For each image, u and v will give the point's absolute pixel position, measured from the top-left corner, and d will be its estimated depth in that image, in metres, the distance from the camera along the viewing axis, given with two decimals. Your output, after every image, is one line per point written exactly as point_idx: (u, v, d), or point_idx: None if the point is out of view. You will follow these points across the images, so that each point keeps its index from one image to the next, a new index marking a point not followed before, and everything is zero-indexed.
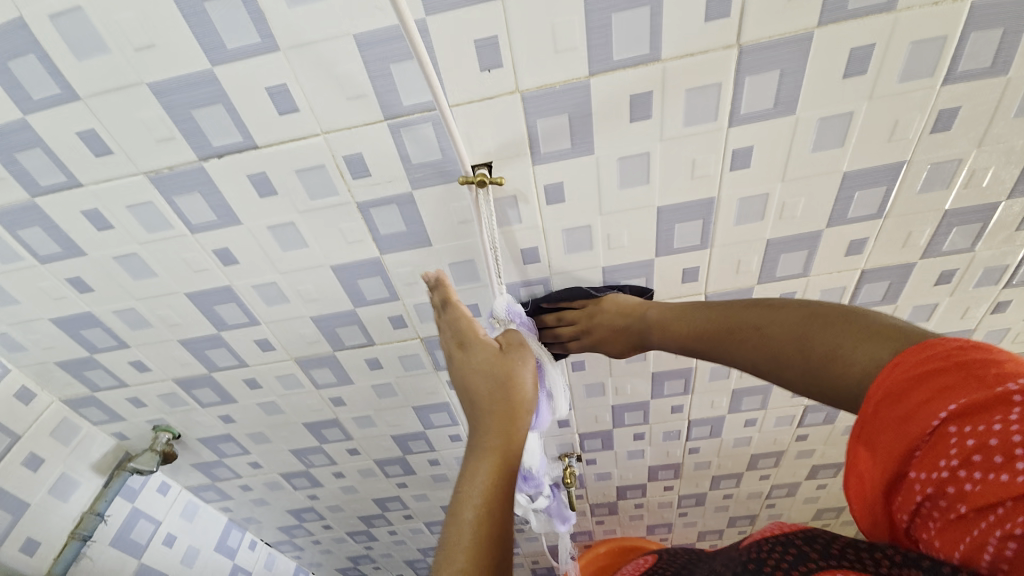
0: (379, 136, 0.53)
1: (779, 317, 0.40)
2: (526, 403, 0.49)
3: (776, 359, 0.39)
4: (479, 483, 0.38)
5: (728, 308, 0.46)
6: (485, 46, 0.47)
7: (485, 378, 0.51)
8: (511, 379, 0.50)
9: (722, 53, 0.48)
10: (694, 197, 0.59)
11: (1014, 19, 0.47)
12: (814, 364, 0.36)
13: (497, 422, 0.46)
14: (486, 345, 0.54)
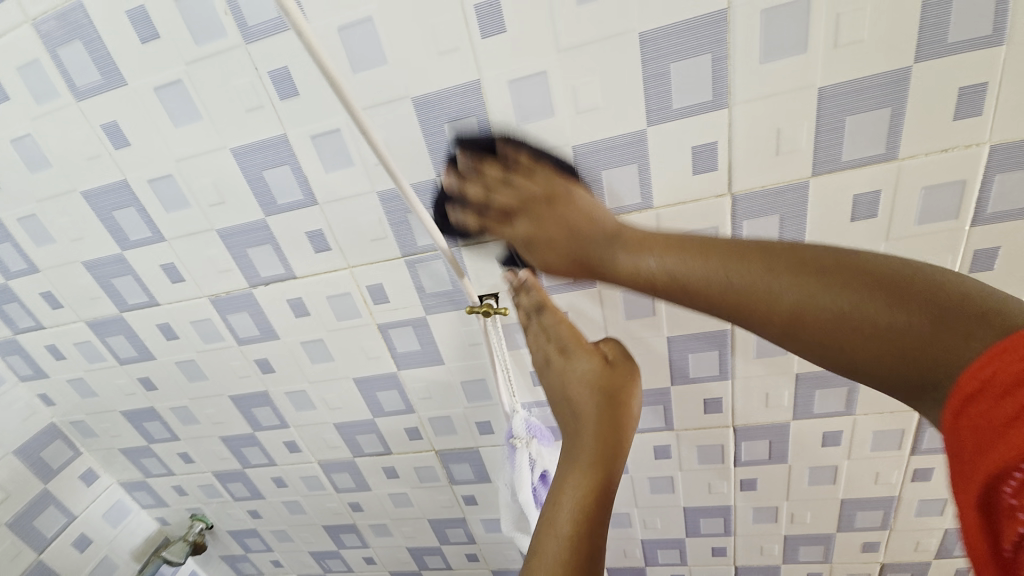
0: (397, 269, 0.59)
1: (840, 270, 0.36)
2: (618, 438, 0.52)
3: (789, 323, 0.37)
4: (569, 499, 0.48)
5: (772, 261, 0.39)
6: None
7: (578, 399, 0.53)
8: (607, 404, 0.52)
9: (715, 201, 0.49)
10: (705, 329, 0.57)
11: None
12: (864, 328, 0.34)
13: (582, 470, 0.50)
14: (593, 357, 0.54)
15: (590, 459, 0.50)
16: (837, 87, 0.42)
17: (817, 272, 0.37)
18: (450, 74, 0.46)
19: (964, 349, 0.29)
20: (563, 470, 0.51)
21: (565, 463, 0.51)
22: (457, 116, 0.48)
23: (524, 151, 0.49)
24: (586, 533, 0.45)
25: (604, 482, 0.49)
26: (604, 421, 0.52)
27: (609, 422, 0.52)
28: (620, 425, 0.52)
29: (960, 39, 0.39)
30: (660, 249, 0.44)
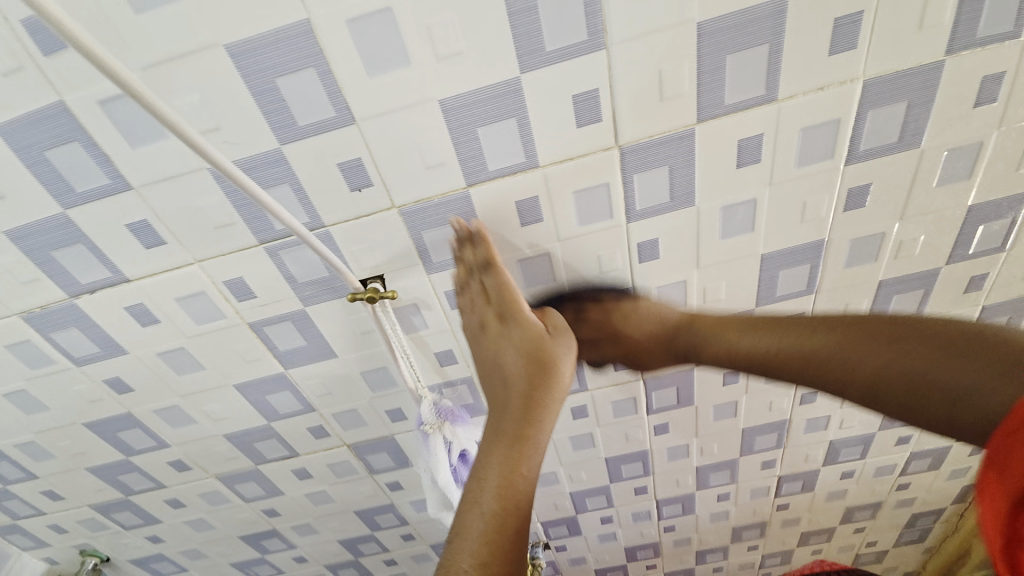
0: (256, 259, 0.50)
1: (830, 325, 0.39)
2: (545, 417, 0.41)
3: (885, 340, 0.35)
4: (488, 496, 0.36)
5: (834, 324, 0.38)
6: (349, 168, 0.44)
7: (507, 379, 0.44)
8: (534, 380, 0.43)
9: (602, 155, 0.45)
10: (607, 290, 0.55)
11: (915, 91, 0.44)
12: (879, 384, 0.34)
13: (503, 459, 0.38)
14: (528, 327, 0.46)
15: (510, 444, 0.39)
16: (716, 20, 0.39)
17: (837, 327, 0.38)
18: (270, 11, 0.36)
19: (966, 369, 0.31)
20: (485, 445, 0.40)
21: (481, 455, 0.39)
22: (290, 67, 0.39)
23: (382, 108, 0.41)
24: (512, 525, 0.35)
25: (534, 464, 0.38)
26: (532, 401, 0.42)
27: (536, 400, 0.42)
28: (547, 404, 0.42)
29: None
30: (762, 328, 0.42)
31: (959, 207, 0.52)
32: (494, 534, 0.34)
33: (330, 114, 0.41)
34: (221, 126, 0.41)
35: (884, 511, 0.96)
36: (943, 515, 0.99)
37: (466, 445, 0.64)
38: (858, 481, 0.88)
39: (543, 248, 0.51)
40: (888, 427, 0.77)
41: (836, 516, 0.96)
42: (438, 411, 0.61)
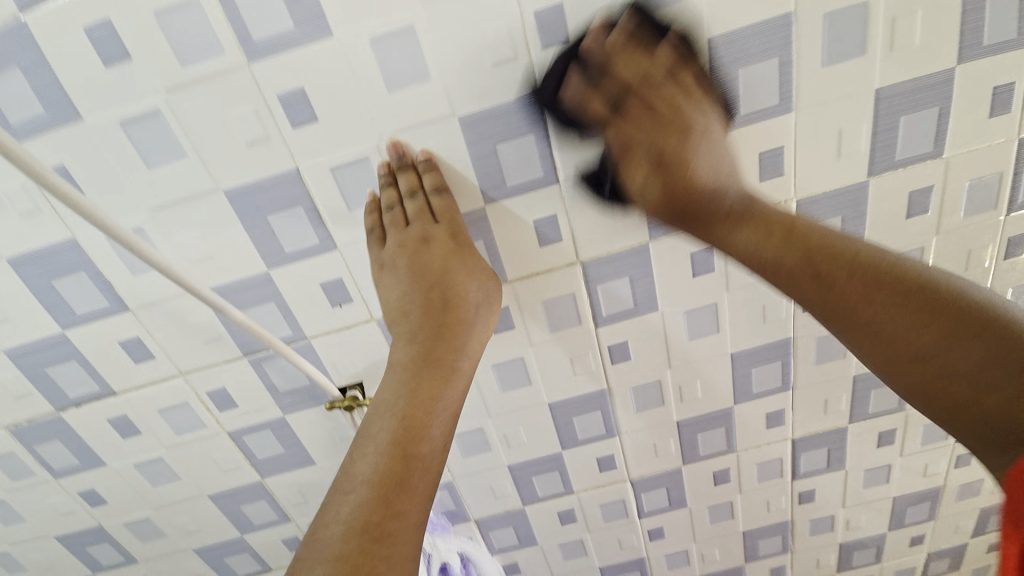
0: (239, 370, 0.52)
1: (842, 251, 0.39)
2: (434, 414, 0.41)
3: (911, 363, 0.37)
4: (357, 493, 0.37)
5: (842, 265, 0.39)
6: (330, 286, 0.48)
7: (401, 365, 0.43)
8: (428, 370, 0.43)
9: (565, 270, 0.49)
10: (582, 391, 0.56)
11: (848, 207, 0.48)
12: (913, 354, 0.37)
13: (381, 457, 0.38)
14: (438, 265, 0.45)
15: (390, 439, 0.39)
16: None
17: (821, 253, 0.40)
18: (266, 163, 0.42)
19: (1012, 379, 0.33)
20: (391, 374, 0.43)
21: (360, 446, 0.40)
22: (278, 205, 0.44)
23: (361, 235, 0.46)
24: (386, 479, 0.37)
25: (419, 422, 0.40)
26: (423, 393, 0.41)
27: (425, 393, 0.41)
28: (438, 398, 0.41)
29: (751, 110, 0.43)
30: (754, 223, 0.42)
31: None
32: (357, 534, 0.35)
33: (314, 241, 0.45)
34: (215, 254, 0.45)
35: None
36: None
37: (447, 559, 0.60)
38: None
39: (517, 353, 0.53)
40: (898, 527, 0.73)
41: None
42: None
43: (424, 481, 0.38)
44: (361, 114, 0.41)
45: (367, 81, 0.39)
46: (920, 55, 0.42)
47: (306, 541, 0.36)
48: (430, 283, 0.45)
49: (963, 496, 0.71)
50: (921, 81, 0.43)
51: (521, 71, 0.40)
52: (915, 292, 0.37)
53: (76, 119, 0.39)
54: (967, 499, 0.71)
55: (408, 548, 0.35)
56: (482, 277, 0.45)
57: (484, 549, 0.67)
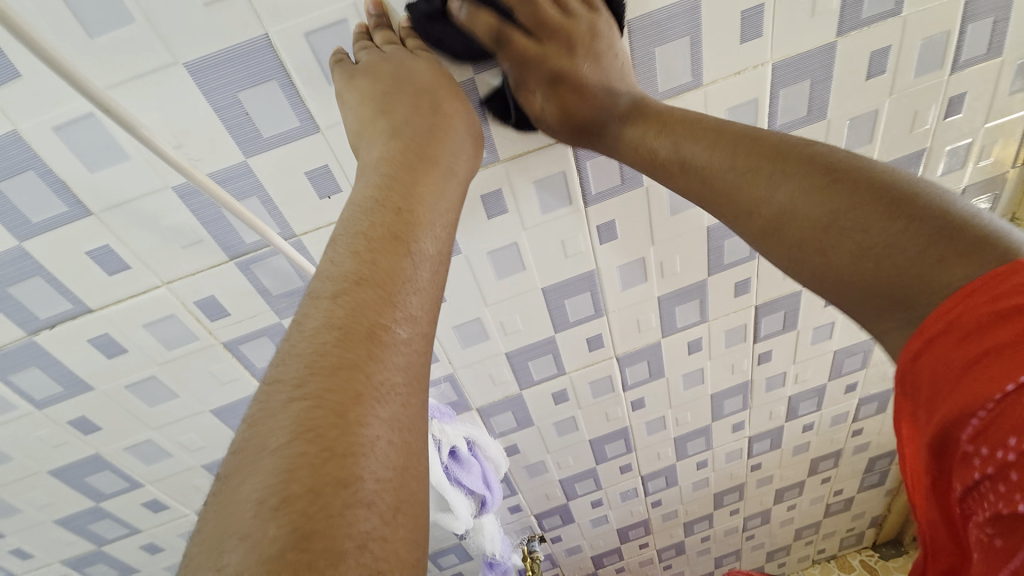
0: (228, 275, 0.50)
1: (722, 139, 0.41)
2: (430, 215, 0.39)
3: (787, 230, 0.37)
4: (350, 284, 0.34)
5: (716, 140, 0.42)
6: (317, 176, 0.46)
7: (384, 165, 0.40)
8: (418, 173, 0.40)
9: (555, 146, 0.49)
10: (572, 274, 0.59)
11: (818, 69, 0.50)
12: (799, 218, 0.36)
13: (373, 251, 0.35)
14: (425, 85, 0.42)
15: (382, 231, 0.36)
16: (642, 18, 0.45)
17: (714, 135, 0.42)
18: (232, 30, 0.38)
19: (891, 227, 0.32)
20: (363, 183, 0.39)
21: (343, 238, 0.36)
22: (251, 82, 0.40)
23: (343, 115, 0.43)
24: (375, 286, 0.33)
25: (406, 233, 0.37)
26: (414, 195, 0.39)
27: (417, 193, 0.39)
28: (433, 200, 0.39)
29: None
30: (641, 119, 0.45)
31: None
32: (348, 321, 0.32)
33: (294, 124, 0.43)
34: (184, 143, 0.42)
35: (845, 458, 1.05)
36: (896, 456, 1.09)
37: (456, 442, 0.65)
38: (818, 432, 0.95)
39: (511, 238, 0.54)
40: (837, 377, 0.85)
41: (804, 469, 1.03)
42: (423, 411, 0.63)
43: (419, 279, 0.36)
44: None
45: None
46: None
47: (284, 342, 0.32)
48: (420, 93, 0.42)
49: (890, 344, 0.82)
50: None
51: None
52: (794, 154, 0.38)
53: None
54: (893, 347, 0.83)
55: (415, 346, 0.33)
56: (469, 110, 0.44)
57: (486, 434, 0.72)
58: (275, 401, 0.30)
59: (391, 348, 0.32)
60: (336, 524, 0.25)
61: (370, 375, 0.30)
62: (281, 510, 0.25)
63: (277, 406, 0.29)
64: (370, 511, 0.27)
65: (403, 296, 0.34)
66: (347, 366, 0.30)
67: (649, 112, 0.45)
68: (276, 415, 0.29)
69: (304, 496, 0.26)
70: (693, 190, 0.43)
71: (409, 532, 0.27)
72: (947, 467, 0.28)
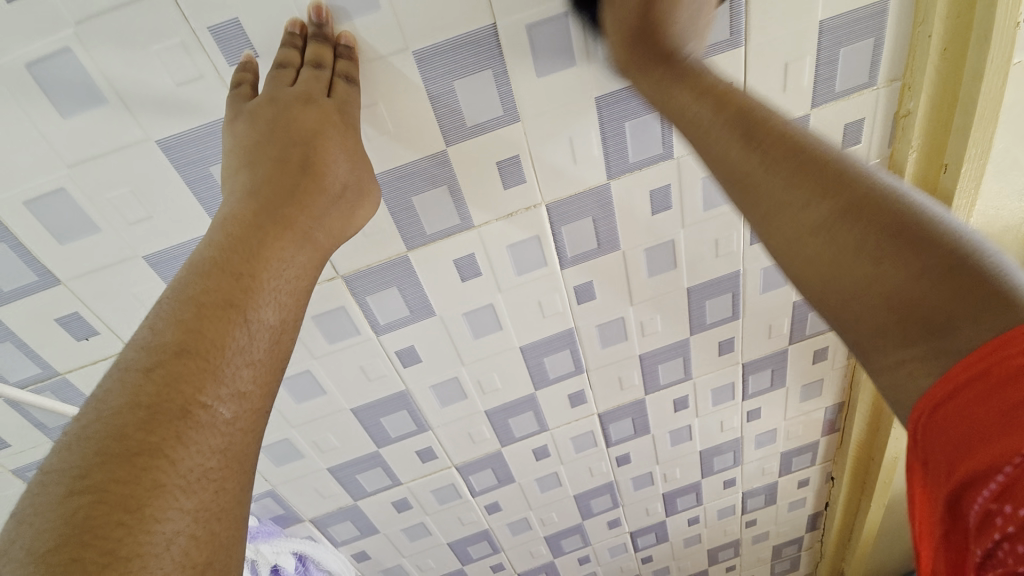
0: (2, 407, 0.59)
1: (796, 149, 0.37)
2: (272, 280, 0.39)
3: (810, 240, 0.36)
4: (165, 358, 0.34)
5: (737, 131, 0.40)
6: (69, 321, 0.53)
7: (233, 224, 0.40)
8: (270, 235, 0.40)
9: (330, 284, 0.51)
10: (382, 395, 0.61)
11: (596, 209, 0.52)
12: (826, 247, 0.35)
13: (196, 324, 0.35)
14: (306, 134, 0.41)
15: (214, 299, 0.36)
16: (392, 171, 0.47)
17: (776, 153, 0.38)
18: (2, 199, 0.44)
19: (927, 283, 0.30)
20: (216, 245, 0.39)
21: (172, 304, 0.36)
22: None
23: (89, 266, 0.49)
24: (190, 368, 0.34)
25: (224, 313, 0.36)
26: (260, 259, 0.39)
27: (264, 256, 0.39)
28: (278, 265, 0.40)
29: (473, 122, 0.45)
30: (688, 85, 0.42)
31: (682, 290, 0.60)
32: (152, 398, 0.33)
33: (33, 279, 0.49)
34: None
35: (747, 548, 1.02)
36: (804, 542, 1.05)
37: (278, 560, 0.66)
38: (706, 524, 0.94)
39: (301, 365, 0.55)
40: (710, 473, 0.85)
41: (703, 559, 1.01)
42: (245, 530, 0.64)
43: (244, 344, 0.36)
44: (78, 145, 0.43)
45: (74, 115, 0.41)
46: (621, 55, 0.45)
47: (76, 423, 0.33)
48: (291, 148, 0.42)
49: (759, 442, 0.82)
50: (647, 79, 0.47)
51: (211, 90, 0.42)
52: (818, 167, 0.36)
53: None
54: (762, 445, 0.83)
55: (229, 432, 0.34)
56: (349, 154, 0.43)
57: (324, 547, 0.74)
58: (147, 449, 0.31)
59: (205, 428, 0.33)
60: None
61: (171, 460, 0.31)
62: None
63: (144, 436, 0.31)
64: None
65: (219, 353, 0.35)
66: (222, 435, 0.34)
67: (705, 81, 0.42)
68: (164, 471, 0.31)
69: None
70: (730, 183, 0.40)
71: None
72: (961, 519, 0.28)
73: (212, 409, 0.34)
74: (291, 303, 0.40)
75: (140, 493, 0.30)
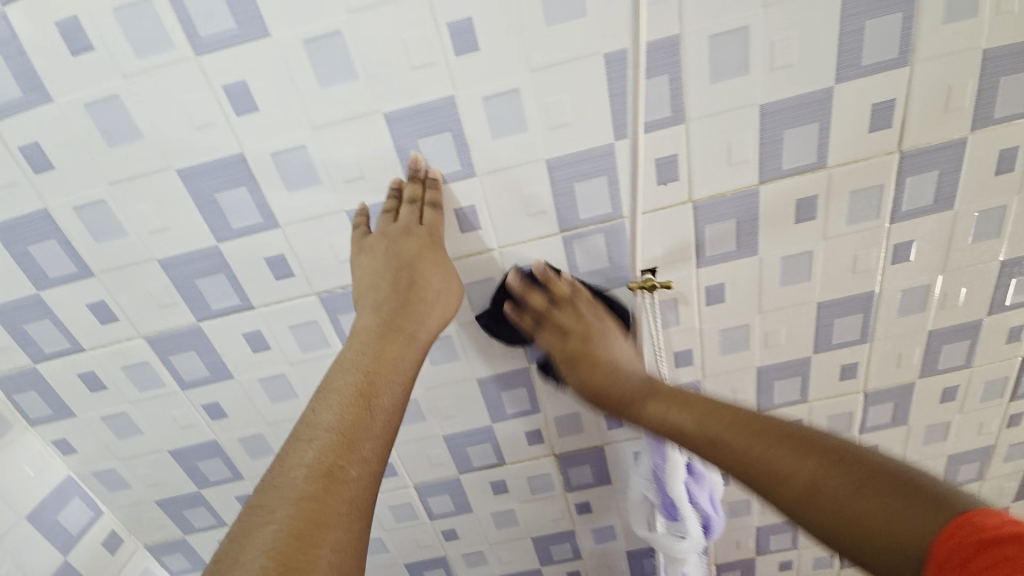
0: (316, 305, 0.56)
1: (370, 392, 0.44)
2: (336, 381, 0.45)
3: (798, 497, 0.37)
4: (321, 432, 0.41)
5: (370, 418, 0.43)
6: (465, 213, 0.52)
7: (360, 373, 0.45)
8: (406, 318, 0.48)
9: (678, 207, 0.52)
10: (678, 337, 0.61)
11: (947, 161, 0.52)
12: (861, 527, 0.34)
13: (341, 404, 0.43)
14: (410, 258, 0.49)
15: (352, 390, 0.44)
16: (775, 103, 0.47)
17: (323, 476, 0.39)
18: (426, 90, 0.46)
19: (910, 515, 0.33)
20: (359, 323, 0.49)
21: (323, 394, 0.44)
22: (432, 131, 0.48)
23: (498, 165, 0.49)
24: (331, 418, 0.42)
25: (351, 372, 0.45)
26: (382, 363, 0.46)
27: (391, 370, 0.46)
28: (359, 350, 0.47)
29: (869, 62, 0.46)
30: (816, 459, 0.38)
31: (1005, 254, 0.58)
32: (306, 486, 0.38)
33: (457, 167, 0.50)
34: (365, 175, 0.50)
35: None
36: None
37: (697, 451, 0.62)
38: None
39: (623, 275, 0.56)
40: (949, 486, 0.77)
41: None
42: None
43: (371, 429, 0.42)
44: (515, 48, 0.44)
45: (536, 22, 0.43)
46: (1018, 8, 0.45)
47: (271, 469, 0.40)
48: (405, 294, 0.49)
49: (1010, 457, 0.75)
50: None
51: None
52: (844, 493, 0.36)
53: (263, 36, 0.43)
54: (1015, 461, 0.75)
55: (359, 489, 0.39)
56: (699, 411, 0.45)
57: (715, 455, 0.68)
58: (364, 390, 0.44)
59: (341, 489, 0.38)
60: (321, 516, 0.37)
61: (320, 520, 0.37)
62: (306, 480, 0.38)
63: (369, 398, 0.43)
64: (320, 528, 0.36)
65: (344, 468, 0.39)
66: (386, 383, 0.45)
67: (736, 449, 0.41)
68: (330, 406, 0.43)
69: (343, 485, 0.39)
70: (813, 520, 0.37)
71: (364, 518, 0.39)
72: None
73: (297, 463, 0.40)
74: (390, 434, 0.43)
75: (325, 465, 0.39)
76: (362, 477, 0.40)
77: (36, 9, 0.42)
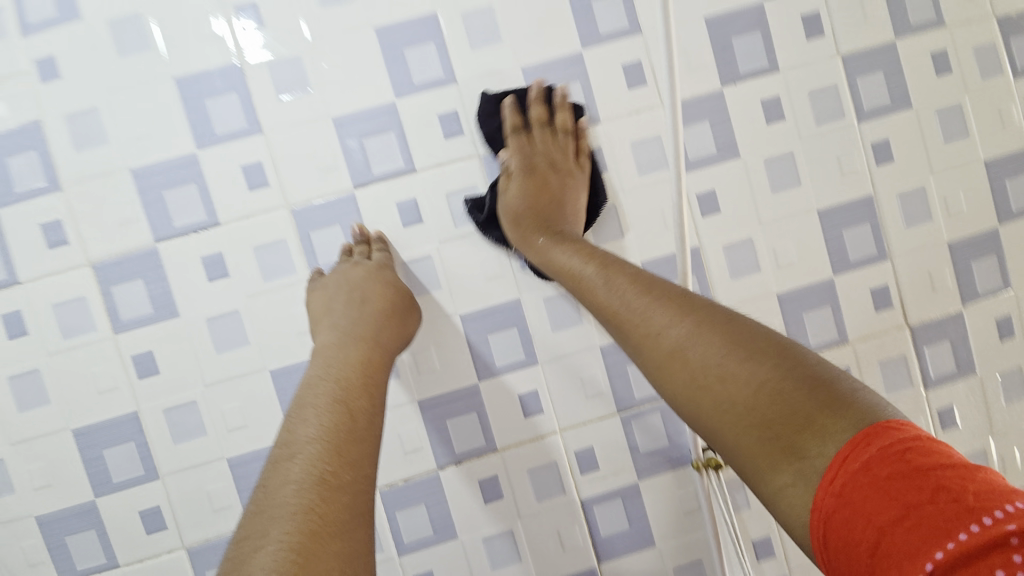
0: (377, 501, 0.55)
1: (341, 444, 0.39)
2: (300, 435, 0.39)
3: (708, 383, 0.34)
4: (292, 493, 0.35)
5: (348, 471, 0.37)
6: (527, 397, 0.55)
7: (327, 424, 0.40)
8: (366, 375, 0.44)
9: None
10: (750, 521, 0.58)
11: (953, 331, 0.58)
12: (731, 390, 0.33)
13: (309, 458, 0.37)
14: (378, 321, 0.48)
15: (319, 439, 0.38)
16: (789, 292, 0.56)
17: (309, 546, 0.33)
18: (496, 295, 0.55)
19: (839, 433, 0.29)
20: (310, 383, 0.43)
21: (279, 456, 0.38)
22: (499, 327, 0.55)
23: (558, 353, 0.55)
24: (301, 471, 0.36)
25: (307, 426, 0.40)
26: (348, 413, 0.41)
27: (360, 422, 0.41)
28: (314, 400, 0.41)
29: (857, 257, 0.56)
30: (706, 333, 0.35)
31: None
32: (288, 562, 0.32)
33: (521, 356, 0.55)
34: (438, 367, 0.55)
35: None
36: None
37: None
38: None
39: (685, 453, 0.56)
40: None
41: None
42: None
43: (343, 484, 0.37)
44: None
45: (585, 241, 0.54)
46: (961, 214, 0.57)
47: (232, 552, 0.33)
48: (365, 355, 0.46)
49: None
50: (992, 230, 0.57)
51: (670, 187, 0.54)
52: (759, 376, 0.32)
53: None
54: None
55: (351, 556, 0.34)
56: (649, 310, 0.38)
57: None
58: (336, 438, 0.39)
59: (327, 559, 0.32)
60: None
61: None
62: (284, 551, 0.32)
63: (335, 452, 0.38)
64: None
65: (327, 531, 0.34)
66: (356, 430, 0.40)
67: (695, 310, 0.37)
68: (297, 462, 0.37)
69: (336, 558, 0.33)
70: (687, 401, 0.35)
71: (364, 549, 0.35)
72: None
73: (269, 527, 0.34)
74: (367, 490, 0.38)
75: (306, 528, 0.33)
76: (355, 488, 0.37)
77: (189, 249, 0.53)
